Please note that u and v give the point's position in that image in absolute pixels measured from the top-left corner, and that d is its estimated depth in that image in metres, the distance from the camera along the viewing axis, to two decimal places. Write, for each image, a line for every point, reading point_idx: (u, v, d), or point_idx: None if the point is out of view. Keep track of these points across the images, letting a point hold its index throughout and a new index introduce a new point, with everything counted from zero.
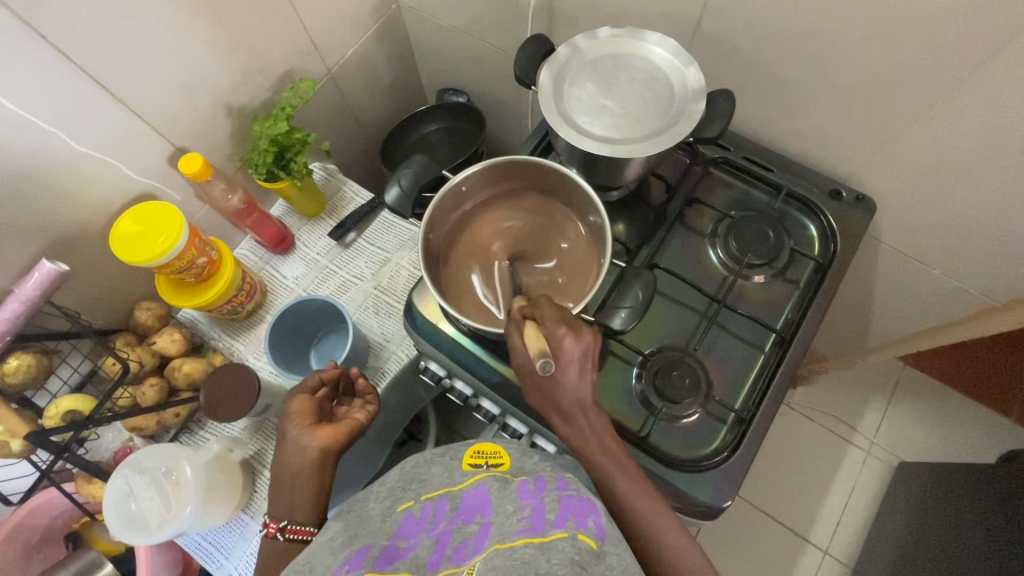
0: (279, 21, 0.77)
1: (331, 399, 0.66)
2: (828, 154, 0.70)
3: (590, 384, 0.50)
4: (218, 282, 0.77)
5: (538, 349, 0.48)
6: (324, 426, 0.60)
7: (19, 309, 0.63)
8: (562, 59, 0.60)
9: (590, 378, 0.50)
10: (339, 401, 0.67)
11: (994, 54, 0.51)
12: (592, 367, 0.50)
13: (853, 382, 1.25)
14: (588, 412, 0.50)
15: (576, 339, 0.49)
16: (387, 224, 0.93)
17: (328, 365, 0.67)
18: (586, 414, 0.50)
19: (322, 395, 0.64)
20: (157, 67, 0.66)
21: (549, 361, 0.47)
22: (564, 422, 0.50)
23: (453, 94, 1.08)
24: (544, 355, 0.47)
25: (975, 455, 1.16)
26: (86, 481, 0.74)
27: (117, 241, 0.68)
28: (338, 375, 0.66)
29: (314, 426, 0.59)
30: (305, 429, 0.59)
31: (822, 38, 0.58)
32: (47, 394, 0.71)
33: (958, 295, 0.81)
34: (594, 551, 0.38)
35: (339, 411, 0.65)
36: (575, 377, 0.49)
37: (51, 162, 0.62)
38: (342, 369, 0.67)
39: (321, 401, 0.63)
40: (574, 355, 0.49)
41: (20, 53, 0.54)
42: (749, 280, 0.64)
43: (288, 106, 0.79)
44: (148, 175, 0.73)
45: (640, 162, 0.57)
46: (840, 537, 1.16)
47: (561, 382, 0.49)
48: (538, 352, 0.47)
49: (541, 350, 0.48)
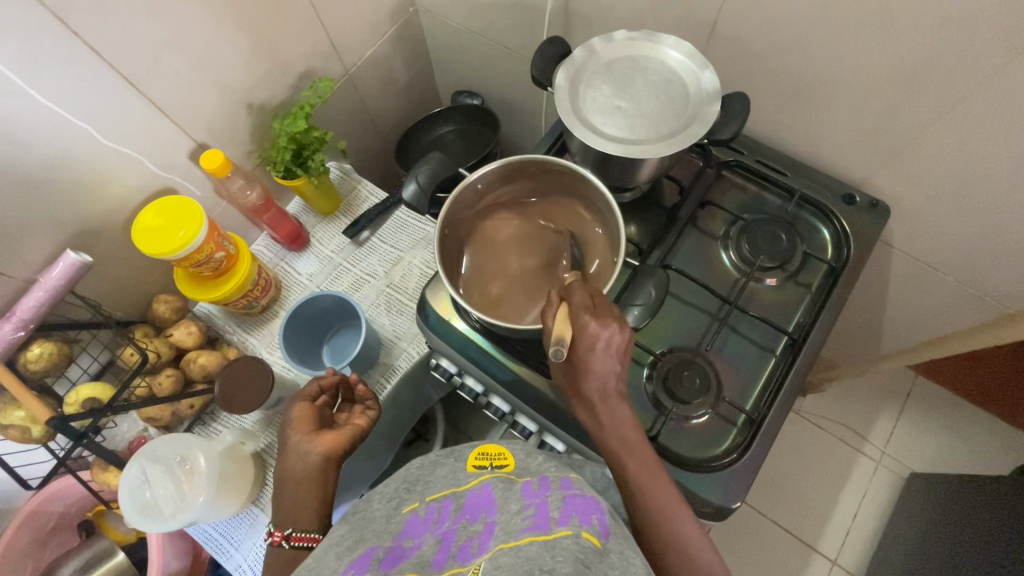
0: (300, 21, 0.79)
1: (331, 406, 0.67)
2: (841, 159, 0.70)
3: (615, 373, 0.49)
4: (234, 277, 0.78)
5: (557, 335, 0.48)
6: (325, 432, 0.61)
7: (43, 298, 0.65)
8: (578, 61, 0.61)
9: (617, 366, 0.49)
10: (339, 407, 0.68)
11: (1009, 61, 0.51)
12: (620, 356, 0.49)
13: (864, 391, 1.24)
14: (610, 400, 0.50)
15: (601, 325, 0.48)
16: (401, 223, 0.94)
17: (328, 372, 0.68)
18: (608, 402, 0.50)
19: (322, 402, 0.65)
20: (182, 65, 0.68)
21: (561, 349, 0.48)
22: (586, 406, 0.51)
23: (468, 96, 1.09)
24: (559, 343, 0.48)
25: (989, 467, 1.15)
26: (101, 469, 0.75)
27: (138, 234, 0.69)
28: (337, 381, 0.67)
29: (315, 432, 0.61)
30: (307, 436, 0.60)
31: (836, 43, 0.58)
32: (67, 382, 0.73)
33: (972, 303, 0.80)
34: (597, 548, 0.39)
35: (340, 418, 0.66)
36: (598, 365, 0.48)
37: (77, 156, 0.64)
38: (342, 375, 0.68)
39: (322, 408, 0.65)
40: (597, 340, 0.47)
41: (52, 50, 0.56)
42: (761, 282, 0.65)
43: (307, 106, 0.80)
44: (170, 170, 0.75)
45: (654, 163, 0.57)
46: (849, 547, 1.15)
47: (584, 368, 0.49)
48: (554, 338, 0.48)
49: (557, 337, 0.48)
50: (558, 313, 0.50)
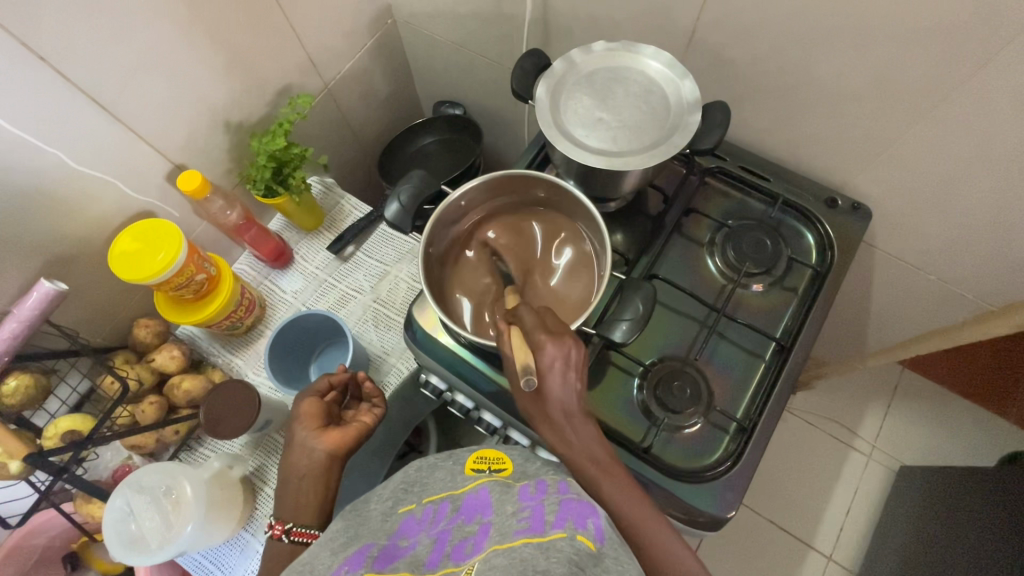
0: (276, 37, 0.78)
1: (338, 404, 0.66)
2: (822, 162, 0.70)
3: (576, 391, 0.50)
4: (216, 299, 0.77)
5: (522, 364, 0.49)
6: (331, 429, 0.60)
7: (17, 329, 0.63)
8: (558, 73, 0.61)
9: (575, 386, 0.50)
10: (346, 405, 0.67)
11: (983, 66, 0.52)
12: (579, 373, 0.50)
13: (852, 387, 1.25)
14: (575, 421, 0.50)
15: (557, 346, 0.49)
16: (385, 237, 0.93)
17: (339, 369, 0.67)
18: (573, 422, 0.50)
19: (331, 398, 0.65)
20: (156, 86, 0.67)
21: (532, 378, 0.49)
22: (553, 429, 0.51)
23: (450, 106, 1.08)
24: (527, 372, 0.49)
25: (976, 458, 1.16)
26: (84, 501, 0.73)
27: (116, 261, 0.68)
28: (345, 379, 0.67)
29: (322, 429, 0.60)
30: (313, 432, 0.59)
31: (812, 50, 0.59)
32: (45, 414, 0.71)
33: (954, 300, 0.81)
34: (592, 553, 0.38)
35: (347, 416, 0.65)
36: (558, 386, 0.49)
37: (49, 182, 0.62)
38: (351, 373, 0.67)
39: (331, 405, 0.64)
40: (554, 361, 0.49)
41: (21, 76, 0.55)
42: (747, 288, 0.65)
43: (285, 122, 0.79)
44: (147, 192, 0.74)
45: (637, 174, 0.57)
46: (844, 543, 1.15)
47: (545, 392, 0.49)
48: (520, 369, 0.49)
49: (524, 367, 0.49)
50: (513, 339, 0.52)
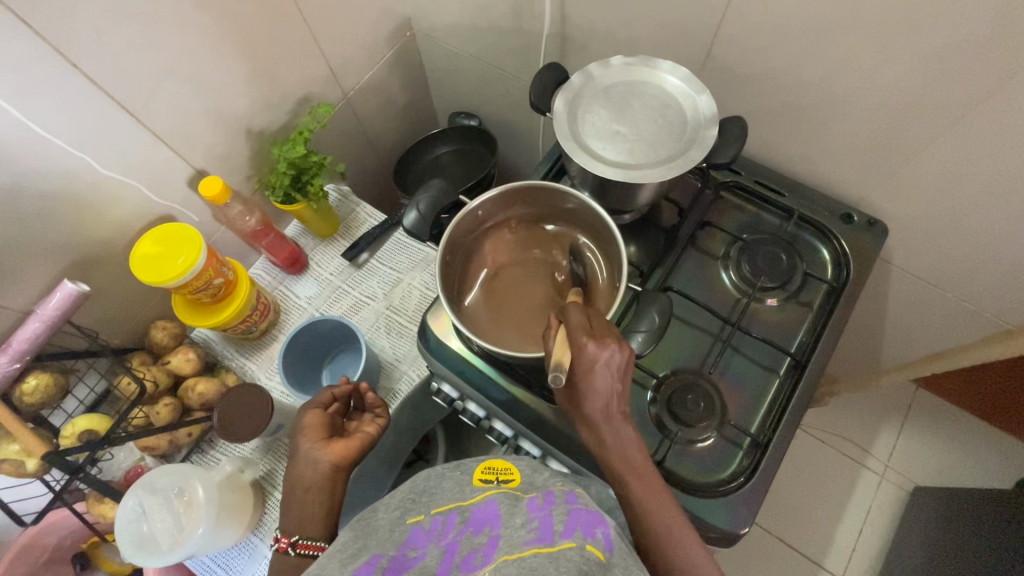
0: (299, 47, 0.79)
1: (343, 414, 0.66)
2: (838, 178, 0.71)
3: (616, 391, 0.48)
4: (233, 302, 0.78)
5: (556, 360, 0.48)
6: (335, 441, 0.60)
7: (39, 329, 0.64)
8: (576, 86, 0.62)
9: (617, 389, 0.48)
10: (348, 417, 0.67)
11: (1002, 85, 0.52)
12: (622, 376, 0.48)
13: (866, 405, 1.24)
14: (613, 420, 0.49)
15: (600, 347, 0.47)
16: (400, 245, 0.94)
17: (342, 381, 0.67)
18: (611, 422, 0.49)
19: (334, 410, 0.64)
20: (181, 94, 0.68)
21: (560, 375, 0.48)
22: (588, 427, 0.50)
23: (466, 118, 1.09)
24: (558, 369, 0.48)
25: (991, 480, 1.15)
26: (96, 501, 0.74)
27: (136, 263, 0.69)
28: (350, 391, 0.66)
29: (326, 440, 0.60)
30: (317, 443, 0.59)
31: (828, 67, 0.59)
32: (62, 414, 0.72)
33: (971, 319, 0.80)
34: (601, 562, 0.38)
35: (350, 426, 0.65)
36: (599, 387, 0.47)
37: (75, 186, 0.64)
38: (353, 385, 0.67)
39: (333, 416, 0.64)
40: (597, 362, 0.47)
41: (53, 82, 0.56)
42: (762, 302, 0.64)
43: (305, 131, 0.81)
44: (169, 197, 0.75)
45: (653, 187, 0.57)
46: (856, 564, 1.14)
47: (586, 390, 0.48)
48: (552, 365, 0.48)
49: (556, 363, 0.48)
50: (558, 334, 0.50)
